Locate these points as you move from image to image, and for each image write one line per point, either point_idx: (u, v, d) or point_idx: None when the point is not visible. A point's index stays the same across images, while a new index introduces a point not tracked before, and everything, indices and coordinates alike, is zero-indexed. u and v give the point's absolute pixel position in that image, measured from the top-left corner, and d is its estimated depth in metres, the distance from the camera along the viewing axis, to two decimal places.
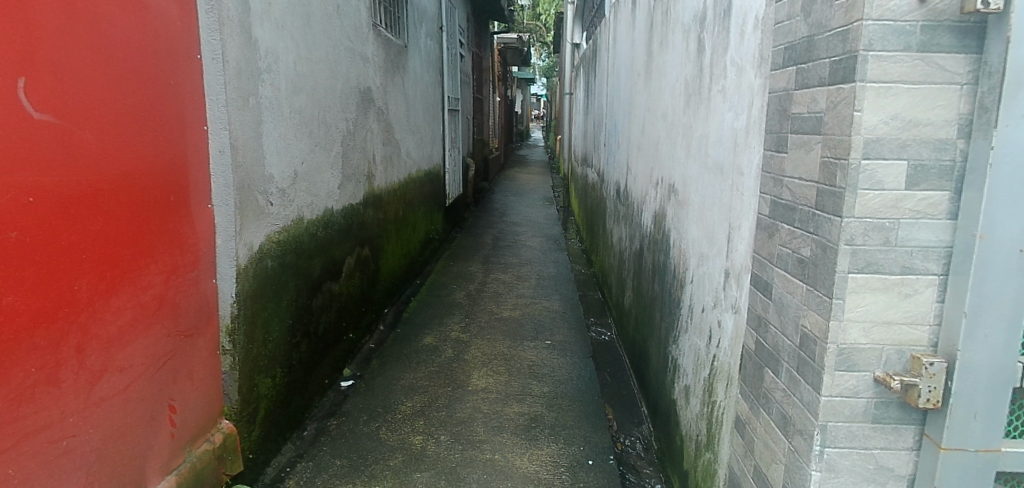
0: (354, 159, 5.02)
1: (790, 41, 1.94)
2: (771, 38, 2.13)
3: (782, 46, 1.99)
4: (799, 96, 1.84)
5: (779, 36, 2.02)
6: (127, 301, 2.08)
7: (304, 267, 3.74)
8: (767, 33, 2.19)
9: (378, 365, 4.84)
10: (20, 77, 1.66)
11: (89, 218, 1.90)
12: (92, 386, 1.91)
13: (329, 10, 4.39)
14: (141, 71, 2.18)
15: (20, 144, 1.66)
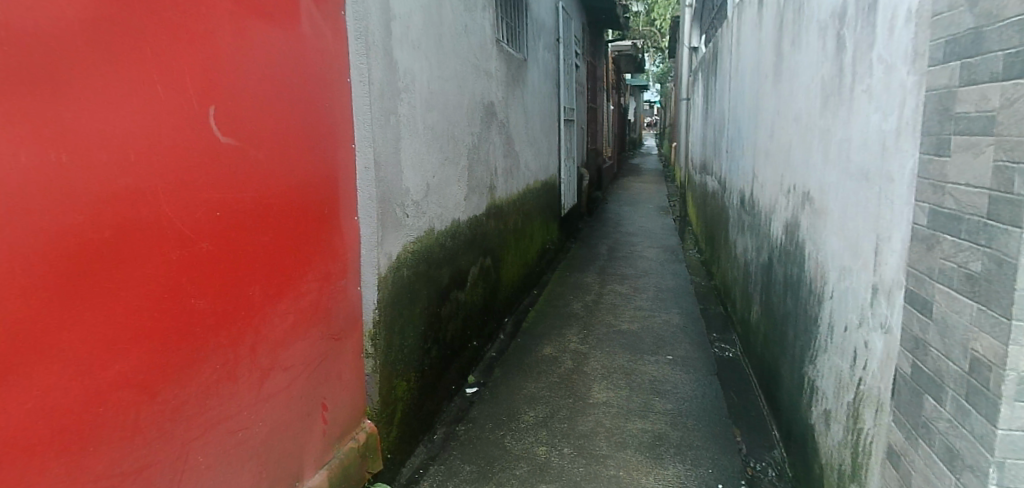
0: (478, 171, 5.19)
1: (951, 34, 1.76)
2: (928, 31, 1.94)
3: (942, 39, 1.81)
4: (964, 94, 1.68)
5: (937, 28, 1.84)
6: (289, 306, 2.26)
7: (434, 276, 3.91)
8: (922, 26, 2.00)
9: (500, 373, 4.94)
10: (210, 105, 1.80)
11: (261, 230, 2.07)
12: (261, 383, 2.03)
13: (458, 30, 4.60)
14: (302, 94, 2.38)
15: (210, 163, 1.79)
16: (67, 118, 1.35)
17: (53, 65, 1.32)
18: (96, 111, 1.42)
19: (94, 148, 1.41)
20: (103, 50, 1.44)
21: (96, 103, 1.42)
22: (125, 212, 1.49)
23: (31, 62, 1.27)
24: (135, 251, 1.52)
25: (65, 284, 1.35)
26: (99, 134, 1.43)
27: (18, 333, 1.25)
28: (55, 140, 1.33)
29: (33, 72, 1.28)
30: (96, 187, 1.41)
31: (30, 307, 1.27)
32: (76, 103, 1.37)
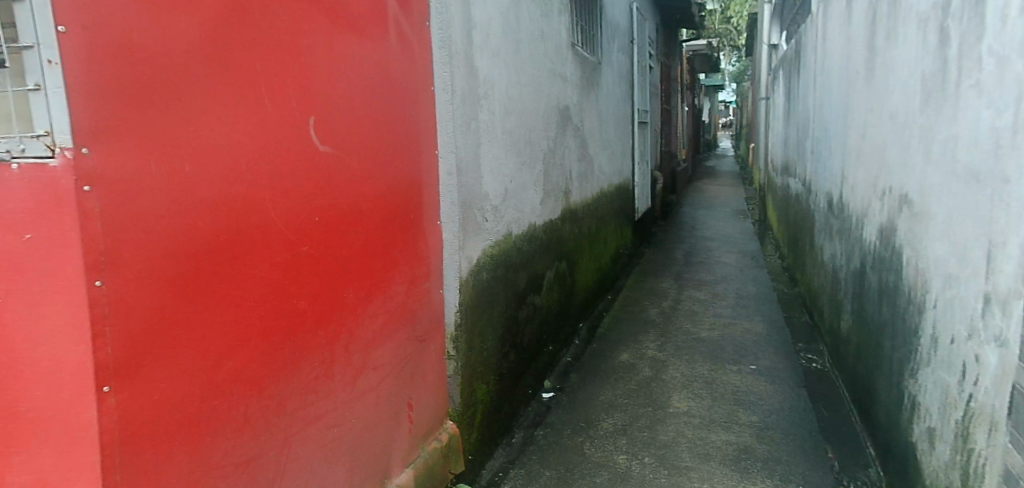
0: (553, 176, 5.20)
1: None
2: None
3: None
4: None
5: None
6: (378, 308, 2.32)
7: (511, 280, 3.93)
8: None
9: (577, 378, 4.90)
10: (311, 116, 1.88)
11: (353, 235, 2.14)
12: (354, 381, 2.10)
13: (535, 35, 4.62)
14: (390, 103, 2.45)
15: (310, 170, 1.87)
16: (205, 127, 1.40)
17: (196, 77, 1.37)
18: (225, 119, 1.47)
19: (225, 154, 1.46)
20: (232, 62, 1.49)
21: (227, 112, 1.47)
22: (244, 212, 1.53)
23: (178, 77, 1.32)
24: (251, 249, 1.55)
25: (193, 277, 1.35)
26: (229, 141, 1.48)
27: (154, 325, 1.25)
28: (195, 146, 1.37)
29: (179, 85, 1.32)
30: (226, 191, 1.47)
31: (166, 300, 1.27)
32: (211, 113, 1.42)
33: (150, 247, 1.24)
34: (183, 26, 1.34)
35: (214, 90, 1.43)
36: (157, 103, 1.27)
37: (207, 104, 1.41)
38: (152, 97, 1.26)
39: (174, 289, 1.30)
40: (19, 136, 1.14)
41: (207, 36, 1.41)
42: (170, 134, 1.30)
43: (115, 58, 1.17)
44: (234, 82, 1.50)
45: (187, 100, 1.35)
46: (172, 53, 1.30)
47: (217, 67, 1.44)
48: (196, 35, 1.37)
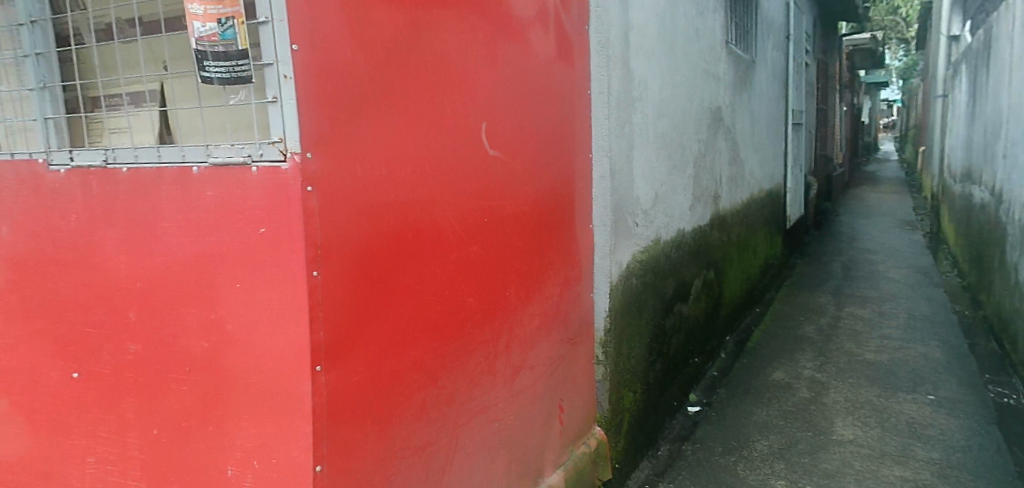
0: (703, 180, 4.99)
1: None
2: None
3: None
4: None
5: None
6: (537, 307, 2.27)
7: (661, 287, 3.79)
8: None
9: (725, 394, 4.65)
10: (482, 121, 1.92)
11: (517, 235, 2.13)
12: (514, 378, 2.08)
13: (690, 35, 4.47)
14: (549, 106, 2.46)
15: (480, 172, 1.89)
16: (393, 129, 1.48)
17: (388, 85, 1.46)
18: (407, 121, 1.53)
19: (407, 157, 1.53)
20: (417, 70, 1.57)
21: (410, 117, 1.55)
22: (421, 208, 1.58)
23: (372, 86, 1.41)
24: (427, 244, 1.60)
25: (378, 272, 1.42)
26: (411, 143, 1.55)
27: (349, 315, 1.32)
28: (383, 149, 1.45)
29: (373, 93, 1.41)
30: (407, 192, 1.53)
31: (355, 293, 1.34)
32: (397, 120, 1.50)
33: (345, 243, 1.31)
34: (378, 37, 1.42)
35: (402, 96, 1.51)
36: (357, 108, 1.36)
37: (396, 110, 1.49)
38: (353, 102, 1.34)
39: (364, 280, 1.37)
40: (259, 142, 1.22)
41: (397, 45, 1.49)
42: (364, 139, 1.38)
43: (324, 69, 1.26)
44: (418, 89, 1.57)
45: (380, 107, 1.43)
46: (370, 63, 1.39)
47: (405, 75, 1.52)
48: (391, 46, 1.46)
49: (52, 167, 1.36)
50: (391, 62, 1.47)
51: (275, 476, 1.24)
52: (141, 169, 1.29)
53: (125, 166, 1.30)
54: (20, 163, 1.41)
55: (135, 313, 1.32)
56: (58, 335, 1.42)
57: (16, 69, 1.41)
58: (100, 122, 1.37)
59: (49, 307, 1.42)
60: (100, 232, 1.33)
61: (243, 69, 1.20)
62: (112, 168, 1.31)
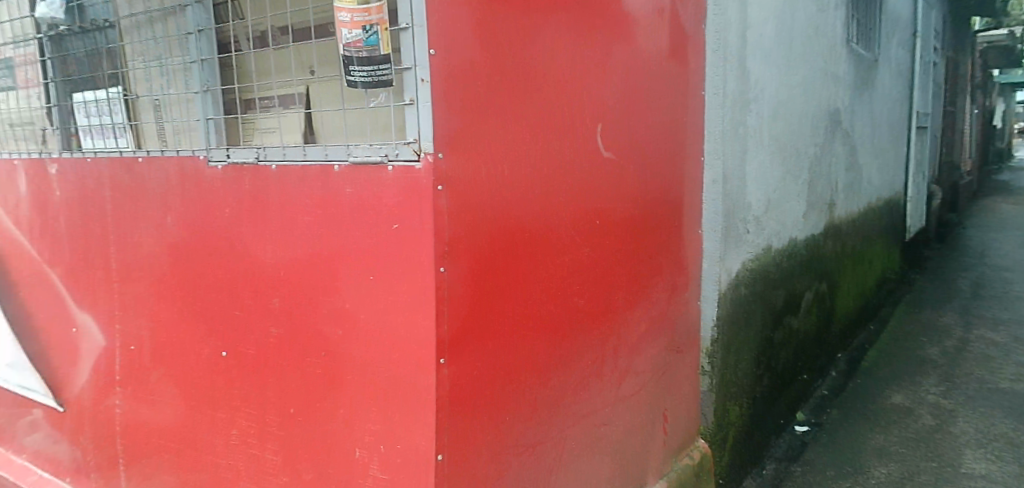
0: (818, 186, 4.68)
1: None
2: None
3: None
4: None
5: None
6: (645, 312, 2.22)
7: (770, 298, 3.60)
8: None
9: (837, 415, 4.36)
10: (599, 122, 1.89)
11: (628, 239, 2.08)
12: (620, 383, 2.03)
13: (809, 32, 4.20)
14: (665, 107, 2.36)
15: (594, 173, 1.86)
16: (517, 130, 1.50)
17: (513, 86, 1.48)
18: (527, 122, 1.54)
19: (527, 159, 1.54)
20: (538, 72, 1.58)
21: (532, 117, 1.55)
22: (538, 207, 1.58)
23: (498, 89, 1.43)
24: (542, 244, 1.60)
25: (497, 272, 1.43)
26: (532, 144, 1.56)
27: (469, 312, 1.35)
28: (506, 151, 1.46)
29: (498, 96, 1.43)
30: (525, 192, 1.54)
31: (475, 291, 1.36)
32: (519, 122, 1.51)
33: (468, 242, 1.34)
34: (505, 40, 1.44)
35: (525, 98, 1.52)
36: (483, 110, 1.38)
37: (519, 111, 1.50)
38: (480, 103, 1.37)
39: (484, 278, 1.39)
40: (395, 143, 1.27)
41: (520, 47, 1.49)
42: (489, 141, 1.40)
43: (455, 72, 1.30)
44: (540, 91, 1.58)
45: (505, 109, 1.45)
46: (496, 64, 1.42)
47: (528, 77, 1.53)
48: (516, 48, 1.48)
49: (211, 163, 1.47)
50: (516, 65, 1.48)
51: (401, 461, 1.30)
52: (288, 166, 1.38)
53: (274, 163, 1.39)
54: (183, 160, 1.51)
55: (279, 300, 1.43)
56: (206, 318, 1.53)
57: (183, 73, 1.50)
58: (254, 122, 1.49)
59: (199, 292, 1.53)
60: (247, 223, 1.44)
61: (383, 73, 1.26)
62: (262, 164, 1.41)
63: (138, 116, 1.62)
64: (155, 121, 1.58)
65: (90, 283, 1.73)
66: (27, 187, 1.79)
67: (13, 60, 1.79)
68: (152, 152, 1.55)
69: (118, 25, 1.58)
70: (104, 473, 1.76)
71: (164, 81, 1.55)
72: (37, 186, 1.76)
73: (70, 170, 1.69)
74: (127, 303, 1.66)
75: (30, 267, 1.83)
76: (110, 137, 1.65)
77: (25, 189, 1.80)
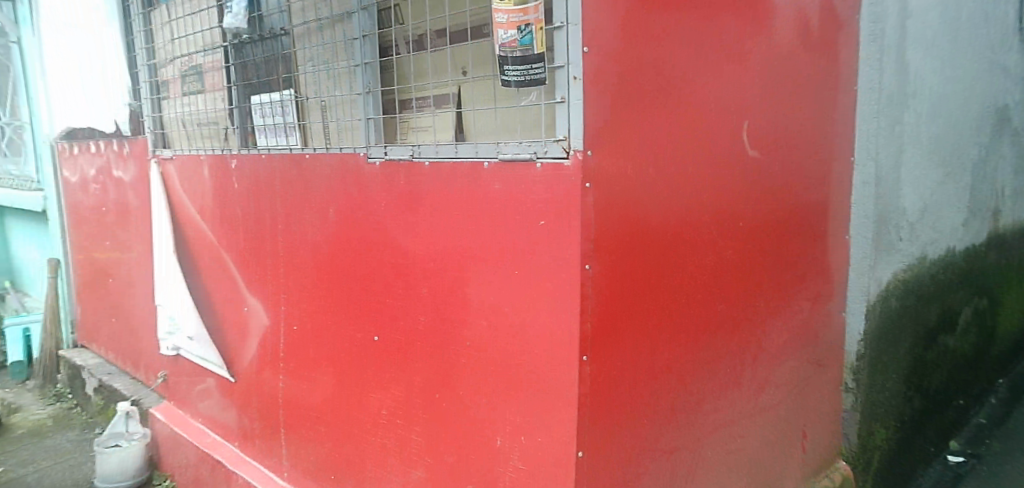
0: (981, 191, 4.19)
1: None
2: None
3: None
4: None
5: None
6: (786, 322, 2.09)
7: (923, 313, 3.27)
8: None
9: (999, 448, 3.88)
10: (745, 120, 1.80)
11: (770, 243, 1.96)
12: (757, 394, 1.93)
13: (977, 19, 3.76)
14: (815, 104, 2.21)
15: (739, 173, 1.78)
16: (663, 128, 1.47)
17: (660, 83, 1.44)
18: (673, 120, 1.50)
19: (673, 158, 1.50)
20: (685, 68, 1.53)
21: (678, 114, 1.51)
22: (682, 207, 1.54)
23: (647, 85, 1.41)
24: (685, 245, 1.55)
25: (639, 271, 1.41)
26: (677, 142, 1.51)
27: (611, 311, 1.34)
28: (652, 150, 1.43)
29: (647, 92, 1.41)
30: (670, 192, 1.49)
31: (618, 290, 1.35)
32: (666, 119, 1.47)
33: (612, 242, 1.33)
34: (653, 37, 1.41)
35: (672, 94, 1.48)
36: (630, 107, 1.36)
37: (666, 108, 1.47)
38: (628, 100, 1.36)
39: (626, 277, 1.37)
40: (544, 140, 1.29)
41: (668, 44, 1.46)
42: (636, 138, 1.38)
43: (606, 71, 1.29)
44: (687, 88, 1.54)
45: (653, 106, 1.43)
46: (645, 61, 1.39)
47: (675, 73, 1.49)
48: (664, 44, 1.45)
49: (370, 159, 1.57)
50: (663, 61, 1.45)
51: (542, 455, 1.32)
52: (441, 162, 1.44)
53: (428, 160, 1.46)
54: (345, 156, 1.62)
55: (428, 291, 1.50)
56: (360, 305, 1.65)
57: (348, 76, 1.62)
58: (410, 121, 1.58)
59: (355, 280, 1.65)
60: (400, 217, 1.53)
61: (538, 72, 1.28)
62: (417, 161, 1.48)
63: (305, 116, 1.77)
64: (320, 121, 1.72)
65: (260, 268, 1.91)
66: (209, 180, 2.00)
67: (201, 66, 2.00)
68: (318, 149, 1.69)
69: (291, 33, 1.74)
70: (267, 441, 1.94)
71: (330, 83, 1.68)
72: (219, 178, 1.97)
73: (247, 165, 1.88)
74: (292, 287, 1.82)
75: (210, 252, 2.05)
76: (282, 135, 1.82)
77: (208, 182, 2.01)
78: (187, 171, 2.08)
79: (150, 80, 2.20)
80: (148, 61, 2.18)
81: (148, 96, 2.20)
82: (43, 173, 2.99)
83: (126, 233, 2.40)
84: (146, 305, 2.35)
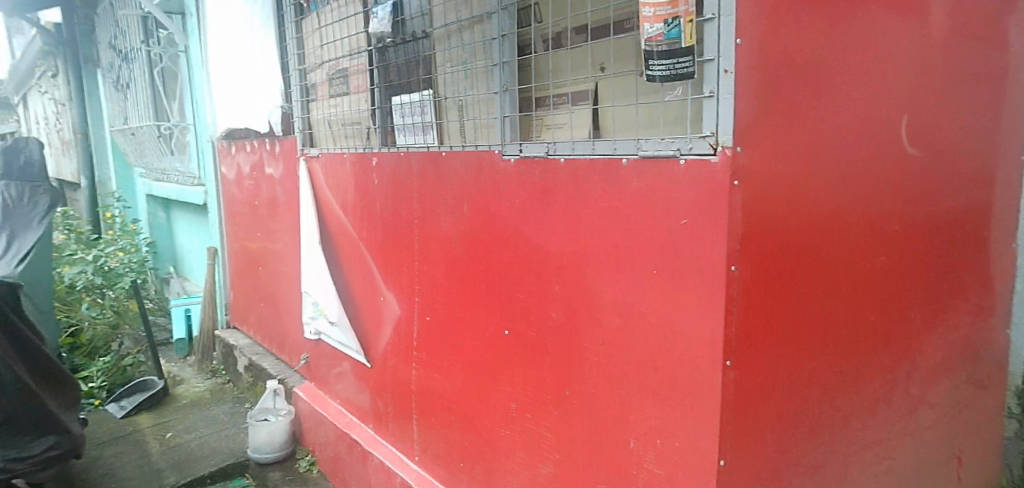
0: None
1: None
2: None
3: None
4: None
5: None
6: (941, 338, 1.89)
7: None
8: None
9: None
10: (908, 113, 1.64)
11: (927, 251, 1.79)
12: (908, 413, 1.77)
13: None
14: (985, 96, 1.98)
15: (897, 172, 1.62)
16: (823, 121, 1.36)
17: (823, 74, 1.34)
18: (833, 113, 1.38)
19: (829, 155, 1.39)
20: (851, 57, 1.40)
21: (839, 108, 1.39)
22: (838, 206, 1.43)
23: (809, 78, 1.31)
24: (839, 246, 1.44)
25: (788, 274, 1.32)
26: (835, 136, 1.40)
27: (757, 315, 1.26)
28: (807, 145, 1.33)
29: (808, 84, 1.31)
30: (823, 190, 1.39)
31: (765, 294, 1.28)
32: (826, 113, 1.36)
33: (762, 243, 1.26)
34: (814, 24, 1.30)
35: (834, 85, 1.37)
36: (789, 98, 1.27)
37: (827, 100, 1.36)
38: (786, 91, 1.27)
39: (774, 280, 1.29)
40: (689, 136, 1.25)
41: (831, 30, 1.34)
42: (790, 133, 1.29)
43: (762, 63, 1.22)
44: (850, 78, 1.41)
45: (812, 99, 1.32)
46: (805, 50, 1.29)
47: (838, 63, 1.37)
48: (827, 31, 1.33)
49: (505, 156, 1.60)
50: (827, 50, 1.34)
51: (680, 459, 1.30)
52: (577, 160, 1.44)
53: (563, 157, 1.47)
54: (481, 154, 1.67)
55: (560, 287, 1.51)
56: (493, 300, 1.69)
57: (485, 75, 1.67)
58: (545, 118, 1.58)
59: (488, 274, 1.69)
60: (534, 213, 1.55)
61: (685, 66, 1.24)
62: (553, 158, 1.49)
63: (442, 115, 1.84)
64: (457, 120, 1.78)
65: (396, 262, 2.01)
66: (352, 176, 2.14)
67: (346, 69, 2.13)
68: (454, 147, 1.75)
69: (432, 35, 1.81)
70: (399, 426, 2.04)
71: (467, 83, 1.73)
72: (360, 174, 2.10)
73: (388, 163, 1.99)
74: (426, 280, 1.89)
75: (351, 244, 2.19)
76: (421, 133, 1.90)
77: (351, 179, 2.15)
78: (333, 168, 2.23)
79: (301, 84, 2.37)
80: (299, 66, 2.36)
81: (298, 99, 2.37)
82: (204, 170, 3.33)
83: (276, 226, 2.61)
84: (292, 293, 2.55)
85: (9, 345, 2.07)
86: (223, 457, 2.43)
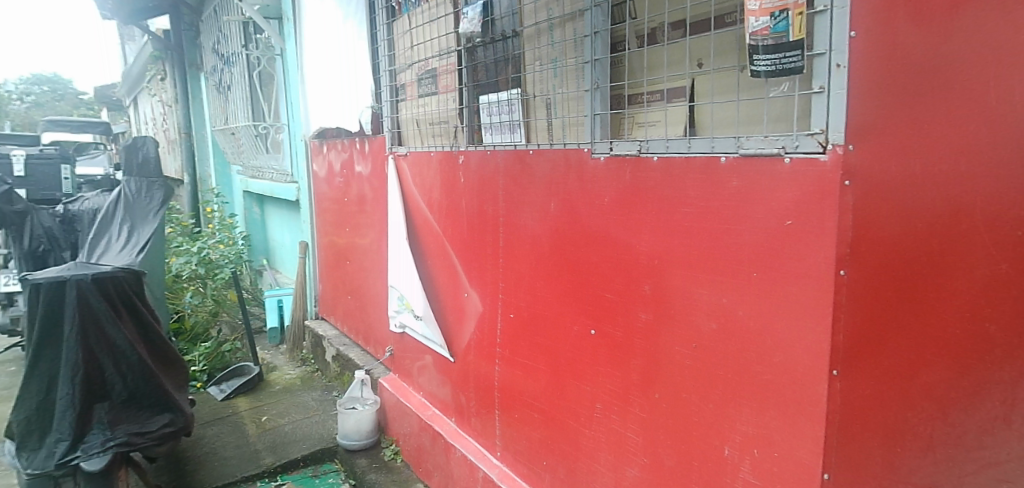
0: None
1: None
2: None
3: None
4: None
5: None
6: None
7: None
8: None
9: None
10: None
11: None
12: None
13: None
14: None
15: None
16: (963, 114, 1.22)
17: (963, 61, 1.20)
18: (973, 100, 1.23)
19: (965, 149, 1.24)
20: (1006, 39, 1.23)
21: (989, 96, 1.24)
22: (977, 204, 1.27)
23: (943, 69, 1.19)
24: (974, 249, 1.28)
25: (903, 278, 1.21)
26: (976, 126, 1.24)
27: (865, 324, 1.19)
28: (932, 139, 1.21)
29: (940, 75, 1.19)
30: (954, 187, 1.24)
31: (876, 301, 1.19)
32: (965, 103, 1.22)
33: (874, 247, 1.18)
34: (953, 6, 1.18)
35: (980, 73, 1.22)
36: (916, 89, 1.18)
37: (969, 90, 1.22)
38: (913, 82, 1.17)
39: (886, 286, 1.20)
40: (795, 134, 1.19)
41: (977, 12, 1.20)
42: (913, 127, 1.19)
43: (882, 54, 1.13)
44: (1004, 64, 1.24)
45: (947, 90, 1.20)
46: (939, 37, 1.18)
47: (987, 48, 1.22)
48: (971, 13, 1.20)
49: (594, 155, 1.59)
50: (970, 35, 1.20)
51: (777, 468, 1.26)
52: (671, 158, 1.41)
53: (656, 155, 1.44)
54: (569, 152, 1.66)
55: (650, 288, 1.48)
56: (579, 299, 1.68)
57: (576, 73, 1.66)
58: (638, 116, 1.56)
59: (575, 273, 1.68)
60: (623, 212, 1.53)
61: (793, 61, 1.18)
62: (645, 156, 1.47)
63: (530, 113, 1.84)
64: (545, 118, 1.78)
65: (481, 259, 2.03)
66: (439, 173, 2.18)
67: (436, 69, 2.18)
68: (542, 145, 1.75)
69: (521, 34, 1.82)
70: (481, 420, 2.07)
71: (557, 81, 1.73)
72: (447, 172, 2.14)
73: (475, 161, 2.01)
74: (510, 278, 1.91)
75: (436, 241, 2.24)
76: (508, 132, 1.91)
77: (437, 177, 2.19)
78: (420, 166, 2.28)
79: (390, 84, 2.45)
80: (389, 68, 2.43)
81: (388, 98, 2.44)
82: (297, 168, 3.48)
83: (364, 222, 2.70)
84: (378, 286, 2.63)
85: (133, 324, 2.25)
86: (313, 442, 2.55)
